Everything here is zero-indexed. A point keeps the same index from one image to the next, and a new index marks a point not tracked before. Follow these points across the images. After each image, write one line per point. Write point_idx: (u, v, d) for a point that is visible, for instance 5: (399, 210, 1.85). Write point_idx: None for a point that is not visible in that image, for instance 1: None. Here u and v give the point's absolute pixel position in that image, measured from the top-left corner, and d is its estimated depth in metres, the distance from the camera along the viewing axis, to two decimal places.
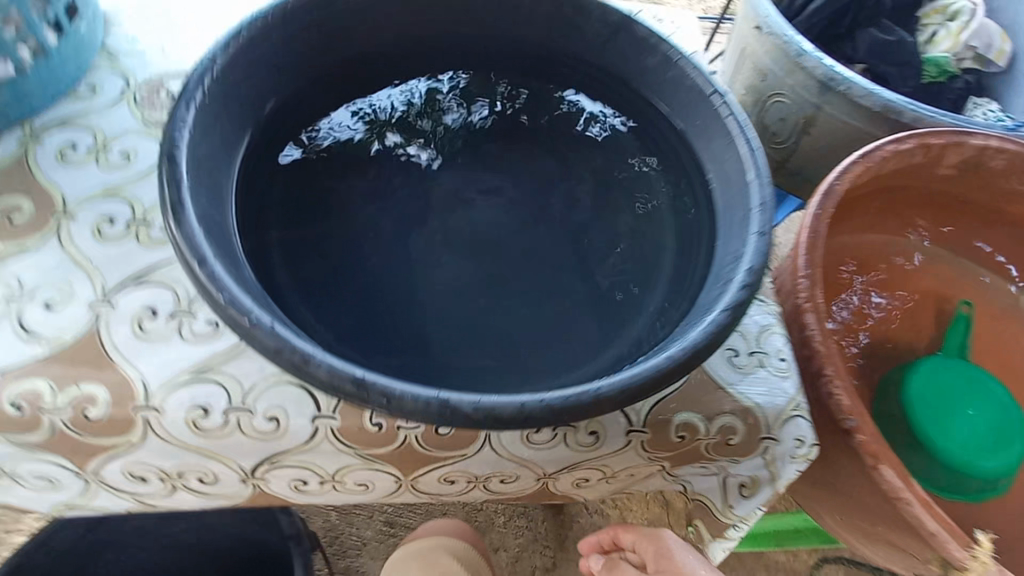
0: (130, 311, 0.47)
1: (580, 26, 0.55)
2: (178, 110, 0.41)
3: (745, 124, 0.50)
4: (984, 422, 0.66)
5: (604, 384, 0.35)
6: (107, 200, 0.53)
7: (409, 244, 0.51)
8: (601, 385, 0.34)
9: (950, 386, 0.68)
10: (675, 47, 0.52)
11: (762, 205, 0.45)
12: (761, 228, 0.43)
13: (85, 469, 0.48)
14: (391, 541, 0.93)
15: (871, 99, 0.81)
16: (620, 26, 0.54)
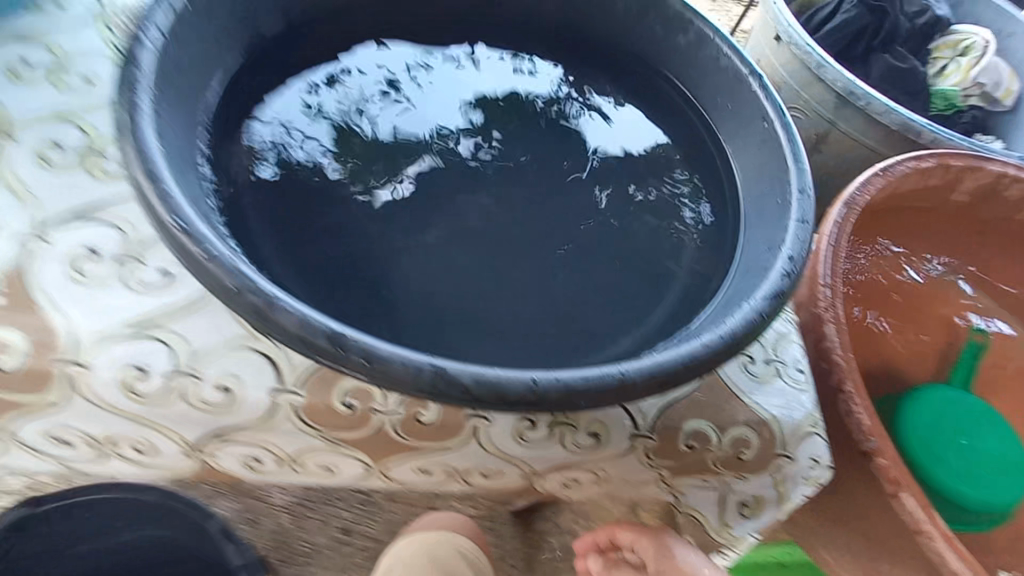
0: (67, 250, 0.40)
1: None
2: (152, 13, 0.36)
3: (783, 109, 0.47)
4: (980, 453, 0.62)
5: (631, 367, 0.30)
6: (57, 123, 0.46)
7: (403, 202, 0.43)
8: (627, 367, 0.29)
9: (950, 413, 0.64)
10: (710, 21, 0.49)
11: (803, 192, 0.42)
12: (803, 216, 0.40)
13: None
14: (345, 549, 0.86)
15: (891, 116, 0.79)
16: None
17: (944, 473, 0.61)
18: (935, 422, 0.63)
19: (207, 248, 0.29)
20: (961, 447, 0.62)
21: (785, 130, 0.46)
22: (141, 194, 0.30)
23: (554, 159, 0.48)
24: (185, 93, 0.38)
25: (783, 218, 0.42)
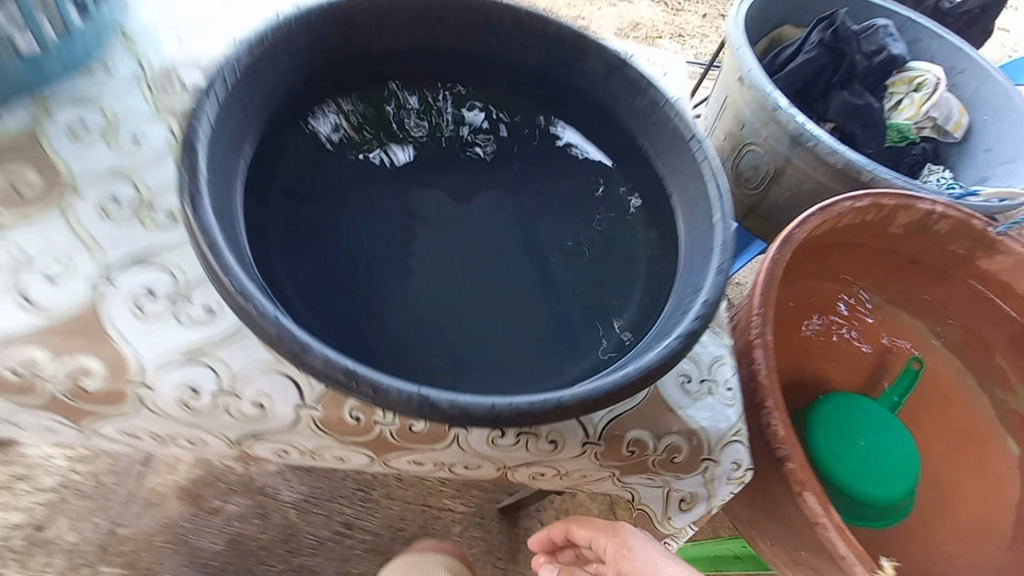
0: (130, 291, 0.49)
1: (580, 57, 0.62)
2: (201, 101, 0.44)
3: (717, 169, 0.56)
4: (877, 453, 0.72)
5: (568, 394, 0.40)
6: (113, 180, 0.55)
7: (403, 251, 0.54)
8: (563, 395, 0.39)
9: (856, 417, 0.73)
10: (660, 92, 0.59)
11: (722, 245, 0.51)
12: (720, 266, 0.49)
13: (83, 427, 0.50)
14: (346, 542, 0.96)
15: (835, 156, 0.89)
16: (616, 65, 0.61)
17: (842, 469, 0.70)
18: (840, 426, 0.73)
19: (256, 305, 0.38)
20: (860, 448, 0.72)
21: (717, 186, 0.55)
22: (203, 260, 0.39)
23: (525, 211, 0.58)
24: (230, 163, 0.47)
25: (707, 264, 0.51)
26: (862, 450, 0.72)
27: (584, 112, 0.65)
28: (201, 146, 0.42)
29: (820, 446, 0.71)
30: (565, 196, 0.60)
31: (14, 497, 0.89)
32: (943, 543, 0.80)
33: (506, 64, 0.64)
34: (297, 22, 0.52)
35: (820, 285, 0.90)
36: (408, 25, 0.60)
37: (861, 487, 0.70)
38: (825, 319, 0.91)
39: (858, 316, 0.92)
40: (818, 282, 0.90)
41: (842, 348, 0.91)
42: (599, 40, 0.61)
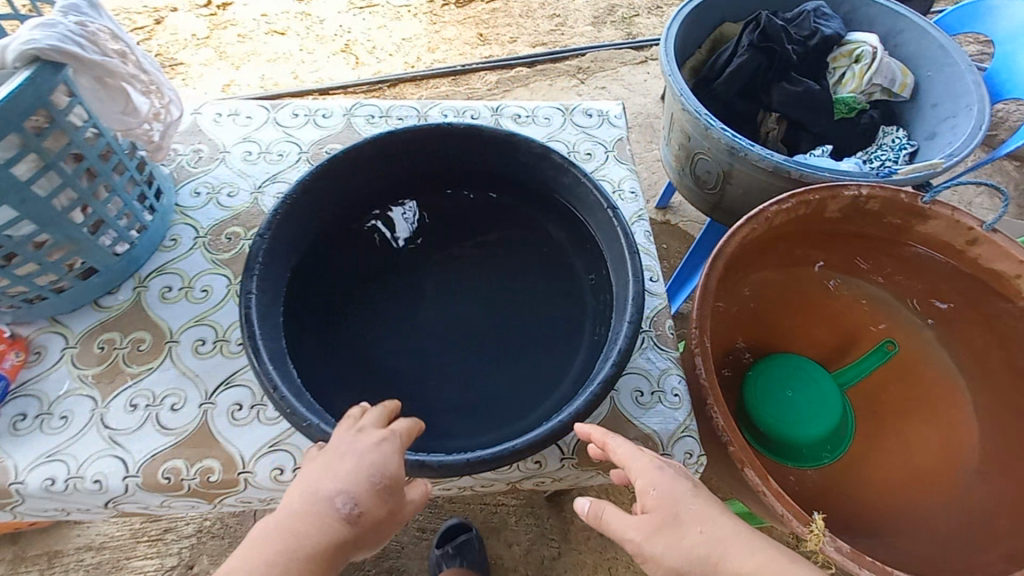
0: (226, 407, 0.71)
1: (515, 151, 0.78)
2: (246, 282, 0.65)
3: (629, 230, 0.71)
4: (800, 402, 0.93)
5: (520, 443, 0.57)
6: (197, 326, 0.77)
7: (405, 343, 0.74)
8: (515, 444, 0.56)
9: (776, 383, 0.94)
10: (579, 172, 0.74)
11: (633, 298, 0.66)
12: (631, 317, 0.65)
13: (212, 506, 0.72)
14: (423, 543, 1.19)
15: (766, 161, 1.00)
16: (543, 155, 0.77)
17: (772, 417, 0.92)
18: (775, 384, 0.94)
19: (306, 419, 0.58)
20: (789, 398, 0.93)
21: (629, 246, 0.70)
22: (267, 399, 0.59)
23: (487, 292, 0.78)
24: (275, 311, 0.67)
25: (625, 319, 0.66)
26: (790, 400, 0.93)
27: (530, 193, 0.83)
28: (255, 313, 0.63)
29: (756, 401, 0.93)
30: (520, 276, 0.79)
31: (168, 547, 1.16)
32: (904, 491, 0.91)
33: (462, 167, 0.83)
34: (297, 191, 0.71)
35: (780, 269, 1.01)
36: (380, 161, 0.78)
37: (796, 433, 0.91)
38: (788, 300, 1.03)
39: (820, 291, 1.03)
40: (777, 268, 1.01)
41: (808, 321, 1.03)
42: (525, 136, 0.77)
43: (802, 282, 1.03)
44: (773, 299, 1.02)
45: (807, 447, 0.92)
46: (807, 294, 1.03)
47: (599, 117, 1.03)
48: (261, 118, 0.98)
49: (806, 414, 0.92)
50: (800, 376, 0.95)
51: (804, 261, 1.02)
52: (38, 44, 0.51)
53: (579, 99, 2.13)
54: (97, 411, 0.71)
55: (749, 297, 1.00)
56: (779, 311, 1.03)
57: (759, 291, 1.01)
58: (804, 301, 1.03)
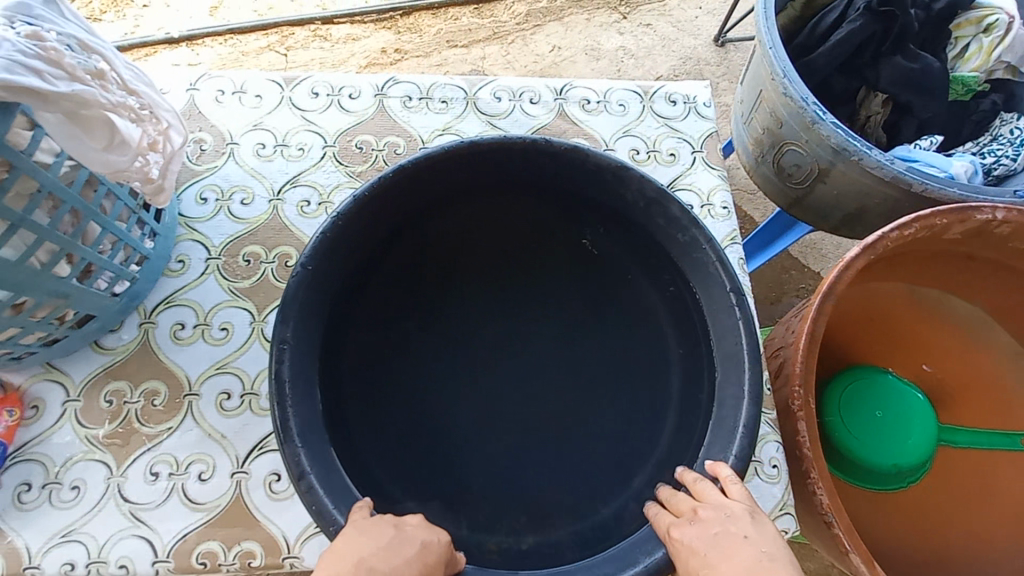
0: (262, 477, 0.62)
1: (626, 182, 0.63)
2: (278, 349, 0.53)
3: (752, 323, 0.58)
4: (886, 424, 0.74)
5: None
6: (220, 375, 0.66)
7: (463, 408, 0.63)
8: None
9: (857, 401, 0.75)
10: (702, 235, 0.60)
11: (751, 400, 0.56)
12: (748, 423, 0.55)
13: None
14: None
15: (885, 169, 0.86)
16: (657, 200, 0.62)
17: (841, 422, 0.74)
18: (868, 394, 0.75)
19: (334, 522, 0.49)
20: (875, 418, 0.74)
21: (753, 348, 0.57)
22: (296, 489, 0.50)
23: (557, 344, 0.66)
24: (312, 358, 0.56)
25: (740, 410, 0.56)
26: (875, 421, 0.74)
27: (622, 225, 0.68)
28: (288, 369, 0.53)
29: (833, 411, 0.74)
30: (595, 316, 0.67)
31: None
32: None
33: (538, 180, 0.67)
34: (334, 225, 0.57)
35: (873, 288, 0.80)
36: (438, 176, 0.63)
37: (884, 460, 0.72)
38: (882, 325, 0.81)
39: (921, 315, 0.82)
40: (871, 287, 0.80)
41: (901, 350, 0.82)
42: (641, 174, 0.62)
43: (905, 306, 0.81)
44: (860, 316, 0.81)
45: (865, 476, 0.73)
46: (903, 318, 0.82)
47: (685, 106, 0.86)
48: (274, 98, 0.80)
49: (893, 436, 0.73)
50: (898, 397, 0.75)
51: (903, 279, 0.80)
52: None
53: (620, 38, 1.86)
54: (113, 480, 0.61)
55: (833, 323, 0.80)
56: (868, 338, 0.81)
57: (848, 307, 0.80)
58: (900, 326, 0.81)
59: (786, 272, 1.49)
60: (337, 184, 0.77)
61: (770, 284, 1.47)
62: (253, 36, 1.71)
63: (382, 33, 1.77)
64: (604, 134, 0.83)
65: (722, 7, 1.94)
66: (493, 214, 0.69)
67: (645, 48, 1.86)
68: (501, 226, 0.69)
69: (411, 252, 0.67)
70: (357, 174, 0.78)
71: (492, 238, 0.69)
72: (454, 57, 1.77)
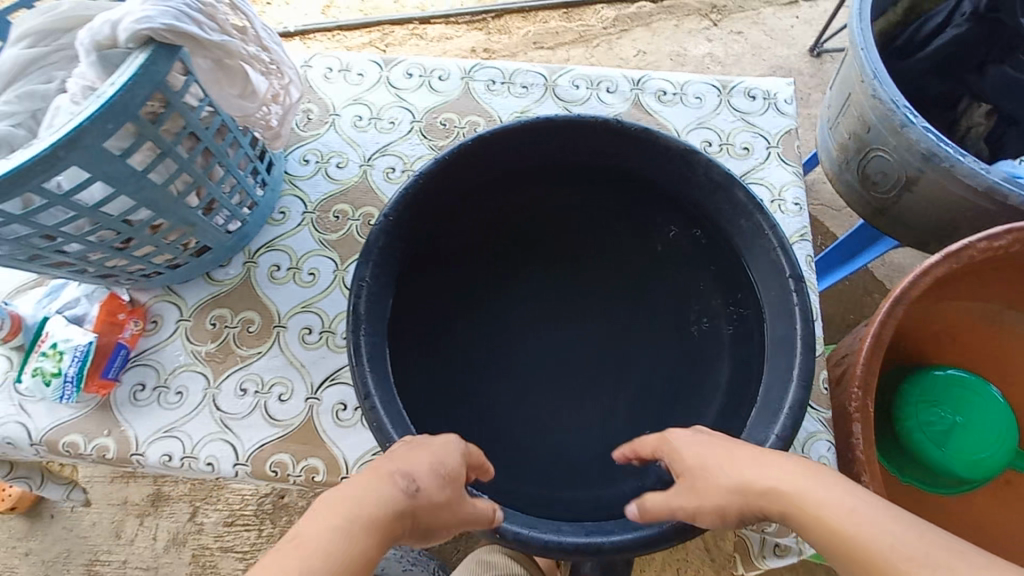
0: (331, 405, 0.70)
1: (693, 165, 0.65)
2: (357, 287, 0.60)
3: (808, 310, 0.57)
4: (967, 429, 0.70)
5: (665, 526, 0.51)
6: (304, 312, 0.75)
7: (514, 365, 0.68)
8: (660, 530, 0.50)
9: (943, 402, 0.71)
10: (765, 220, 0.60)
11: (799, 382, 0.55)
12: (792, 406, 0.54)
13: None
14: None
15: (978, 178, 0.80)
16: (722, 184, 0.63)
17: (915, 415, 0.71)
18: (953, 397, 0.71)
19: (389, 439, 0.54)
20: (954, 423, 0.70)
21: (806, 332, 0.57)
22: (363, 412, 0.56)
23: (609, 317, 0.69)
24: (384, 298, 0.63)
25: (786, 394, 0.55)
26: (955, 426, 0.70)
27: (684, 210, 0.70)
28: (363, 305, 0.59)
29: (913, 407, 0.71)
30: (649, 296, 0.69)
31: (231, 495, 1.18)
32: None
33: (606, 161, 0.70)
34: (415, 184, 0.63)
35: (952, 303, 0.76)
36: (512, 151, 0.68)
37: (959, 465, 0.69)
38: (958, 344, 0.77)
39: (1000, 337, 0.77)
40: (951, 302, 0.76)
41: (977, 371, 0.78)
42: (708, 158, 0.64)
43: (983, 324, 0.77)
44: (935, 332, 0.77)
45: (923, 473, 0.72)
46: (980, 339, 0.78)
47: (764, 101, 0.86)
48: (373, 76, 0.89)
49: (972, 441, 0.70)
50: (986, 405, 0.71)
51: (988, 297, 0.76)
52: (152, 23, 0.43)
53: (708, 45, 1.85)
54: (209, 391, 0.71)
55: (905, 334, 0.77)
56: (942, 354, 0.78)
57: (920, 321, 0.77)
58: (977, 347, 0.77)
59: (867, 294, 1.40)
60: (420, 156, 0.84)
61: (848, 303, 1.39)
62: (358, 33, 1.87)
63: (474, 33, 1.87)
64: (678, 124, 0.85)
65: (821, 18, 1.87)
66: (559, 194, 0.73)
67: (733, 56, 1.83)
68: (566, 206, 0.73)
69: (480, 221, 0.72)
70: (438, 148, 0.85)
71: (557, 216, 0.73)
72: (539, 58, 1.83)
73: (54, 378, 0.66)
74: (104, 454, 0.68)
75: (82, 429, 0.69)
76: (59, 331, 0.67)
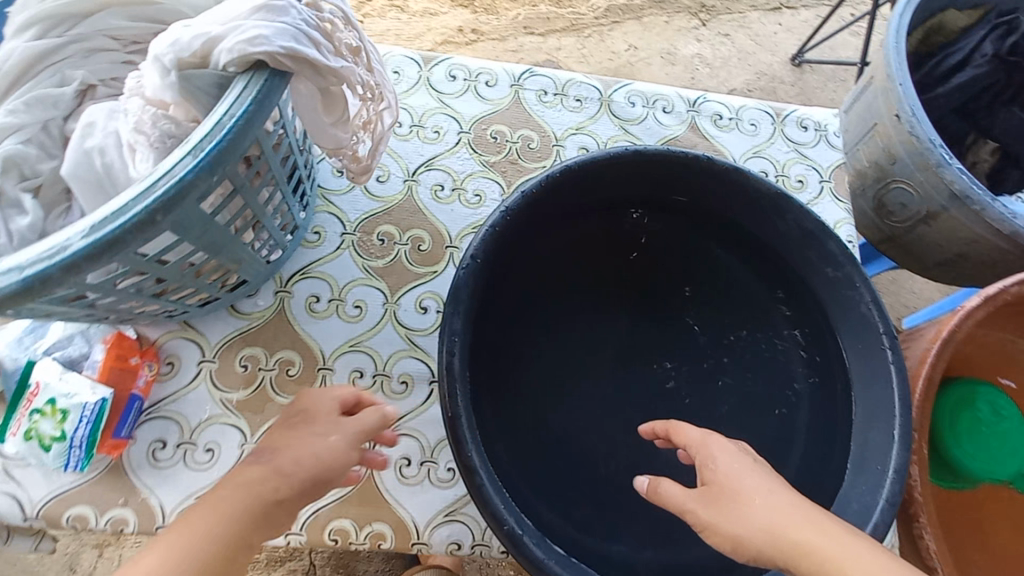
0: (393, 460, 0.63)
1: (782, 210, 0.63)
2: (447, 343, 0.53)
3: (905, 372, 0.58)
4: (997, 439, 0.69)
5: None
6: (352, 352, 0.66)
7: (592, 414, 0.64)
8: None
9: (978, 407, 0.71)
10: (858, 274, 0.60)
11: (900, 443, 0.56)
12: (897, 472, 0.55)
13: None
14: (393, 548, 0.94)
15: (1005, 223, 0.86)
16: (813, 233, 0.62)
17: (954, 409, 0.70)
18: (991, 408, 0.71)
19: (505, 520, 0.49)
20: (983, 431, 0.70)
21: (904, 393, 0.57)
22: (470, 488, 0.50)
23: (689, 358, 0.67)
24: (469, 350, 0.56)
25: (889, 457, 0.56)
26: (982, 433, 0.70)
27: (759, 251, 0.69)
28: (457, 362, 0.53)
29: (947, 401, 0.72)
30: (720, 338, 0.68)
31: None
32: None
33: (685, 195, 0.67)
34: (499, 222, 0.57)
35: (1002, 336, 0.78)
36: (589, 183, 0.63)
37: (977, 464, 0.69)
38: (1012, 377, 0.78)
39: None
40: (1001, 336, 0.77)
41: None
42: (801, 205, 0.62)
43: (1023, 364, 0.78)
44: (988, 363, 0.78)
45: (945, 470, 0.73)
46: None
47: (816, 132, 0.85)
48: (412, 76, 0.79)
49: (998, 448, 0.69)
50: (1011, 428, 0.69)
51: None
52: (270, 45, 0.34)
53: (697, 46, 1.82)
54: (247, 447, 0.61)
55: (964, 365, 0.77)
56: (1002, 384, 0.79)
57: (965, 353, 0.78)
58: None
59: None
60: (471, 172, 0.76)
61: None
62: None
63: (459, 11, 1.73)
64: (735, 152, 0.82)
65: (802, 27, 1.88)
66: (630, 226, 0.69)
67: (721, 59, 1.82)
68: (640, 240, 0.70)
69: (547, 254, 0.67)
70: (491, 164, 0.77)
71: (627, 250, 0.69)
72: (529, 44, 1.73)
73: (55, 443, 0.55)
74: (122, 527, 0.58)
75: (93, 499, 0.58)
76: (56, 385, 0.55)
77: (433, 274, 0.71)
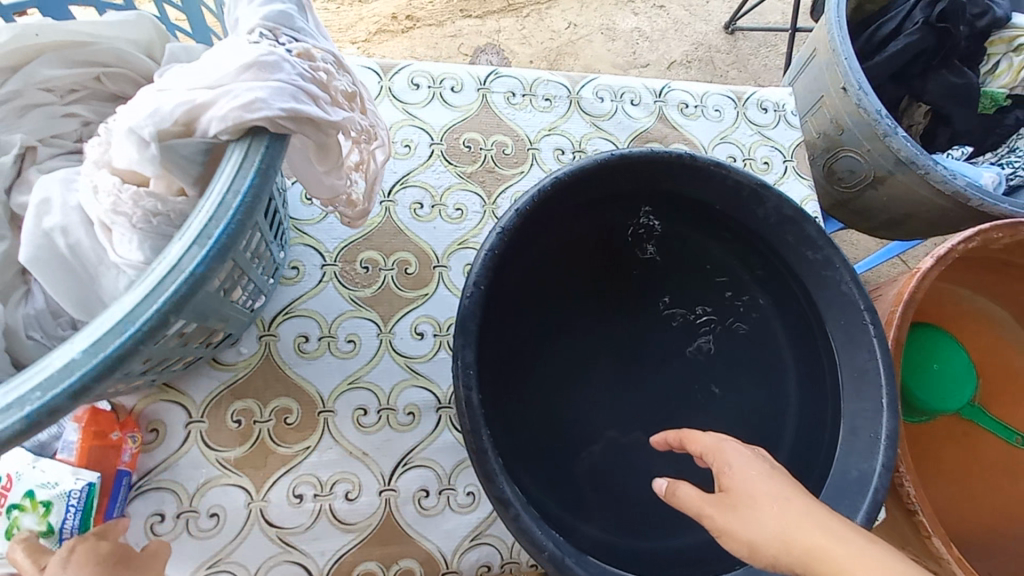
0: (411, 494, 0.61)
1: (761, 199, 0.64)
2: (462, 377, 0.51)
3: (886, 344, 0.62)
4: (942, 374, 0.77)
5: None
6: (352, 390, 0.63)
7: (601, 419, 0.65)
8: None
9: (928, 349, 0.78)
10: (837, 256, 0.62)
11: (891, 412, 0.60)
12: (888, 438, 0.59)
13: None
14: None
15: (948, 184, 0.91)
16: (792, 219, 0.64)
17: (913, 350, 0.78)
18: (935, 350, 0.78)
19: (544, 547, 0.50)
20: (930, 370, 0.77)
21: (887, 365, 0.61)
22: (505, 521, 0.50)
23: (682, 347, 0.70)
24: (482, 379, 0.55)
25: (879, 424, 0.60)
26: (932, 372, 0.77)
27: (738, 238, 0.71)
28: (476, 396, 0.51)
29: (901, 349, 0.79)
30: (710, 326, 0.71)
31: None
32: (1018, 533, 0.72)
33: (669, 191, 0.68)
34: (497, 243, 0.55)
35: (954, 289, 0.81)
36: (578, 190, 0.63)
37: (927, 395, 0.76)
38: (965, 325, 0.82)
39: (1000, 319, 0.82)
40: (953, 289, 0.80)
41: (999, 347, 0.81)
42: (778, 193, 0.64)
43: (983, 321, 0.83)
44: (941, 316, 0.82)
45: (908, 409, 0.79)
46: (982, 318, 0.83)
47: (775, 113, 0.88)
48: (373, 89, 0.75)
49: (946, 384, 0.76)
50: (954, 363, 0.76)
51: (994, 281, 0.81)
52: (270, 109, 0.32)
53: (635, 19, 1.79)
54: (254, 504, 0.58)
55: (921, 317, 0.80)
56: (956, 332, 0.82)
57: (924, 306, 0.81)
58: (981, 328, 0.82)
59: None
60: (449, 185, 0.73)
61: None
62: None
63: None
64: (704, 139, 0.84)
65: None
66: (616, 226, 0.70)
67: (658, 31, 1.80)
68: (627, 240, 0.71)
69: (537, 263, 0.67)
70: (467, 174, 0.74)
71: (615, 249, 0.71)
72: (468, 29, 1.66)
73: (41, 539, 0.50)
74: None
75: None
76: (31, 474, 0.51)
77: (425, 296, 0.68)
